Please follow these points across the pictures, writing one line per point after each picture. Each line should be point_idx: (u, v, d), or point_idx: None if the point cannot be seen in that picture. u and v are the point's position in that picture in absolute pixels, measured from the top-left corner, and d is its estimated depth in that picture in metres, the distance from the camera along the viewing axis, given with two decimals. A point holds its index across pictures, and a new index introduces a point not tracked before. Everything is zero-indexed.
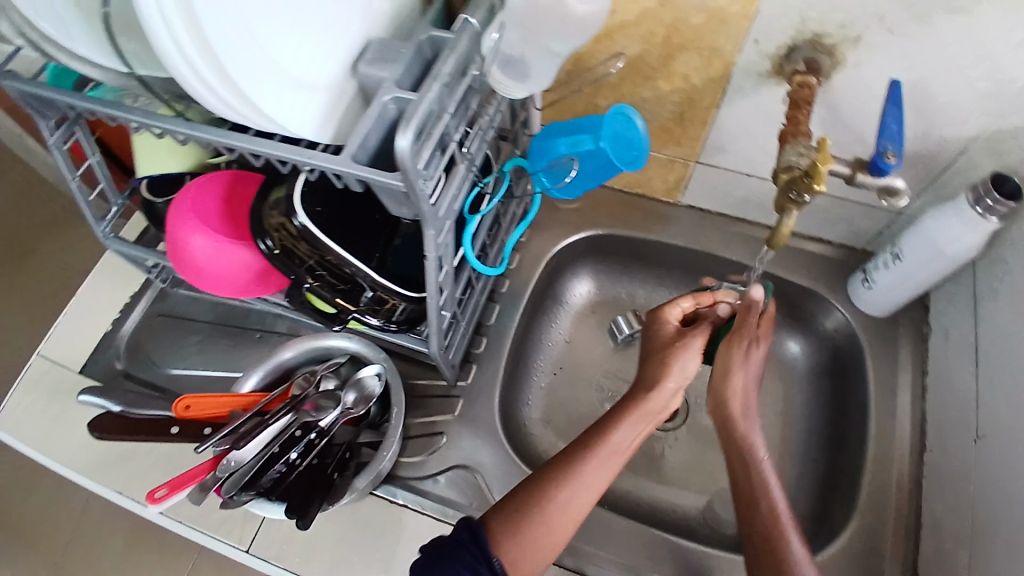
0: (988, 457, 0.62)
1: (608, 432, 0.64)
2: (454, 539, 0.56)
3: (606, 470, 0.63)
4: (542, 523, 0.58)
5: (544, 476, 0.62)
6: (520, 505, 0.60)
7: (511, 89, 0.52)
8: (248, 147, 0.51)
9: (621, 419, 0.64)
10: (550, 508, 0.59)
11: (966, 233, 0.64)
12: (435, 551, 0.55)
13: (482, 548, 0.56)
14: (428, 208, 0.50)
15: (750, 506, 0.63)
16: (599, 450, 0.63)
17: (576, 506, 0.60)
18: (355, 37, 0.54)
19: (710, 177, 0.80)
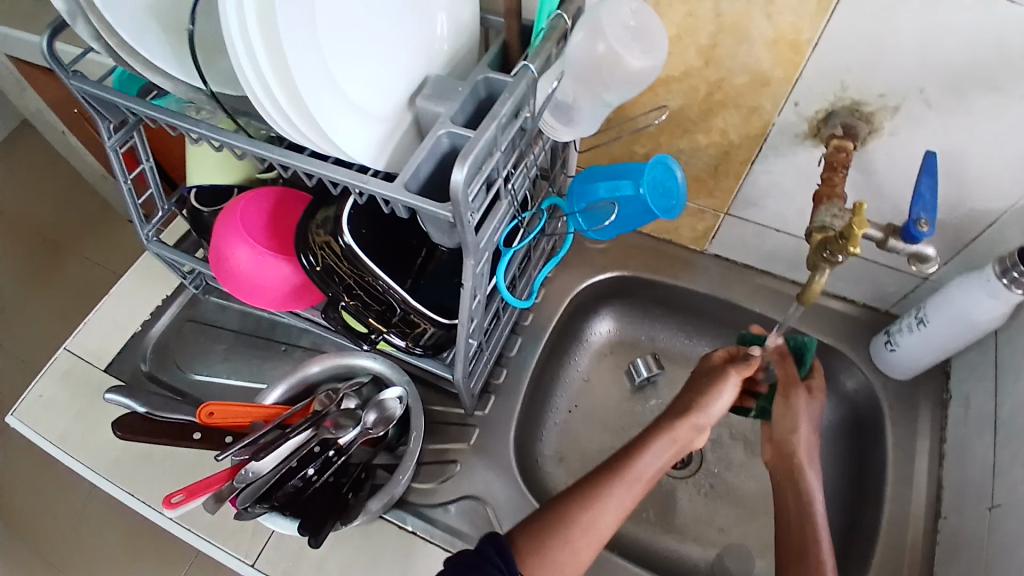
0: (1002, 526, 0.61)
1: (636, 457, 0.65)
2: (479, 552, 0.54)
3: (633, 490, 0.63)
4: (559, 553, 0.58)
5: (573, 499, 0.61)
6: (535, 534, 0.59)
7: (558, 133, 0.59)
8: (304, 167, 0.53)
9: (647, 447, 0.66)
10: (565, 538, 0.59)
11: (991, 303, 0.64)
12: (460, 563, 0.52)
13: (508, 562, 0.54)
14: (472, 238, 0.51)
15: (794, 559, 0.61)
16: (627, 473, 0.64)
17: (599, 527, 0.60)
18: (414, 75, 0.59)
19: (739, 229, 0.82)
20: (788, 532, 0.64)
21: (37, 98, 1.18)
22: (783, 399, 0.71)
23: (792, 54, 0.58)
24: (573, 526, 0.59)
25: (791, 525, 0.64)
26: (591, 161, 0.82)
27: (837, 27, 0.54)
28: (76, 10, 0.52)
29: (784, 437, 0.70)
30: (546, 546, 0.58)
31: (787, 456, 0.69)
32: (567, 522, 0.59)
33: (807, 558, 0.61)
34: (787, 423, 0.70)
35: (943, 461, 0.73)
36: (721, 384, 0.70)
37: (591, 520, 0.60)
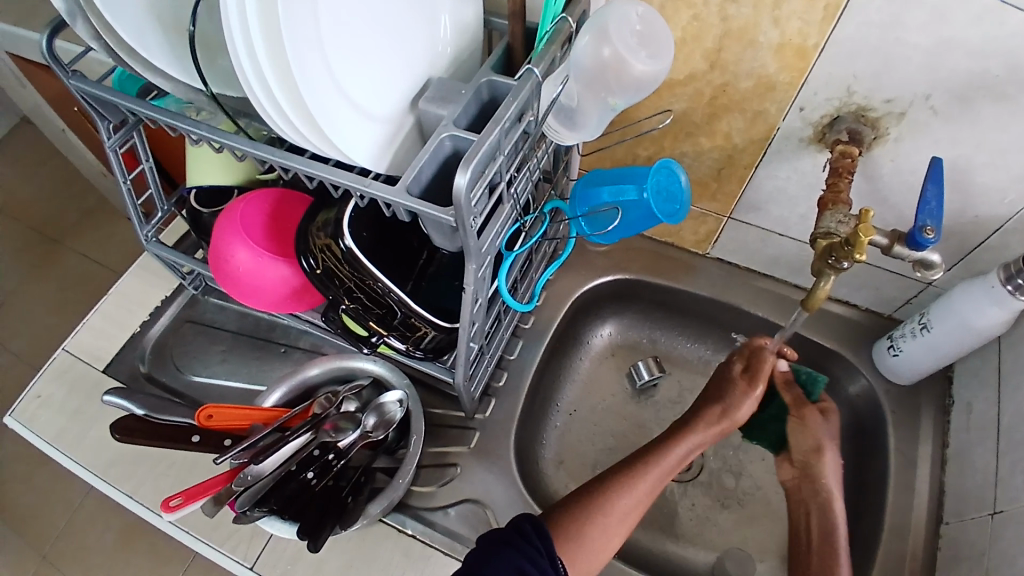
0: (1003, 534, 0.61)
1: (669, 448, 0.66)
2: (517, 530, 0.54)
3: (665, 473, 0.65)
4: (593, 533, 0.59)
5: (605, 486, 0.63)
6: (574, 517, 0.60)
7: (563, 137, 0.59)
8: (304, 168, 0.52)
9: (681, 438, 0.67)
10: (600, 520, 0.60)
11: (995, 310, 0.64)
12: (498, 540, 0.52)
13: (545, 544, 0.53)
14: (474, 242, 0.51)
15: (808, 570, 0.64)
16: (662, 462, 0.65)
17: (629, 513, 0.62)
18: (416, 76, 0.58)
19: (742, 232, 0.82)
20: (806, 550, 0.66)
21: (36, 94, 1.17)
22: (797, 419, 0.72)
23: (798, 59, 0.58)
24: (608, 510, 0.61)
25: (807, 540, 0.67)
26: (592, 163, 0.81)
27: (844, 33, 0.54)
28: (75, 9, 0.52)
29: (807, 457, 0.71)
30: (583, 529, 0.59)
31: (811, 476, 0.70)
32: (602, 504, 0.61)
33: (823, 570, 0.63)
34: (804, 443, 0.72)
35: (945, 467, 0.73)
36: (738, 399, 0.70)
37: (625, 504, 0.62)
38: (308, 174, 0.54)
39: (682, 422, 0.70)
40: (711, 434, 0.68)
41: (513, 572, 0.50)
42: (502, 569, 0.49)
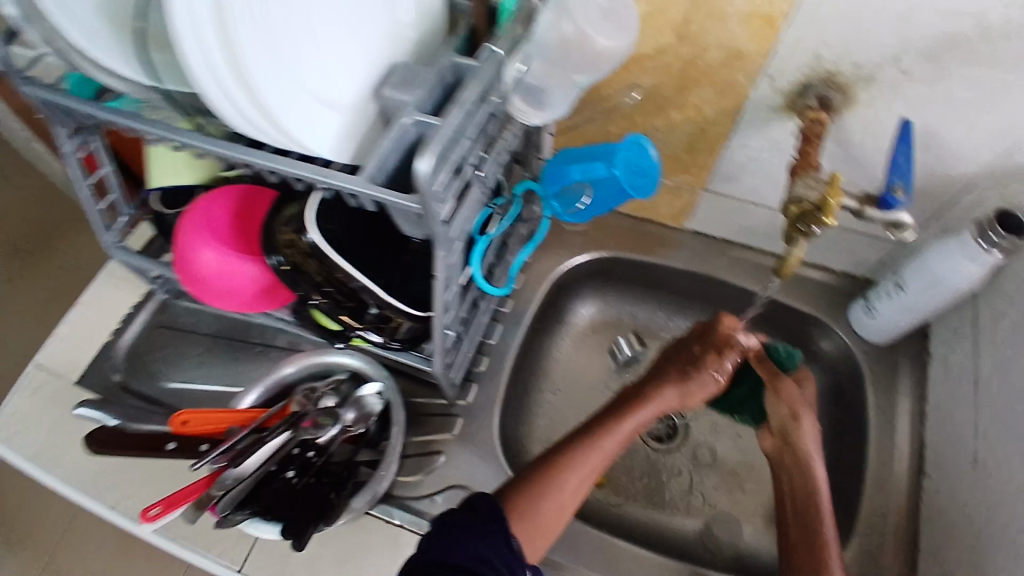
0: (985, 488, 0.62)
1: (623, 419, 0.66)
2: (475, 512, 0.54)
3: (618, 442, 0.64)
4: (548, 508, 0.59)
5: (557, 459, 0.62)
6: (524, 493, 0.60)
7: (530, 116, 0.54)
8: (267, 164, 0.51)
9: (637, 409, 0.66)
10: (552, 497, 0.60)
11: (967, 267, 0.64)
12: (455, 522, 0.53)
13: (503, 526, 0.54)
14: (440, 230, 0.50)
15: (802, 543, 0.62)
16: (617, 430, 0.65)
17: (581, 486, 0.62)
18: (377, 62, 0.55)
19: (717, 204, 0.81)
20: (787, 524, 0.65)
21: None
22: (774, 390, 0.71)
23: (767, 27, 0.56)
24: (560, 484, 0.61)
25: (794, 504, 0.65)
26: (563, 141, 0.80)
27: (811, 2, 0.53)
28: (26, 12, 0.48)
29: (785, 425, 0.69)
30: (535, 508, 0.59)
31: (791, 444, 0.68)
32: (553, 482, 0.60)
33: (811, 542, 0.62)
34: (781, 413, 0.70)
35: (924, 421, 0.74)
36: (695, 375, 0.68)
37: (577, 477, 0.61)
38: (271, 170, 0.52)
39: (638, 391, 0.69)
40: (664, 406, 0.68)
41: (468, 557, 0.51)
42: (459, 556, 0.50)
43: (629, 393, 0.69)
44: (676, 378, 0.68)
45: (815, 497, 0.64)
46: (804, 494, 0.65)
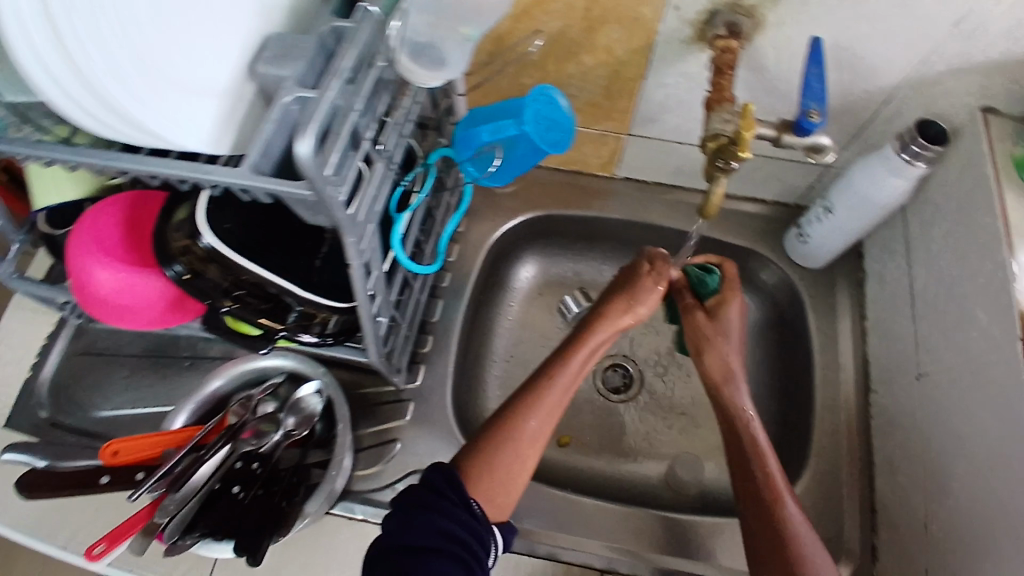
0: (932, 396, 0.63)
1: (565, 361, 0.63)
2: (429, 487, 0.53)
3: (565, 385, 0.62)
4: (506, 464, 0.58)
5: (513, 412, 0.60)
6: (480, 453, 0.58)
7: (426, 78, 0.50)
8: (143, 169, 0.46)
9: (579, 346, 0.63)
10: (509, 450, 0.58)
11: (894, 180, 0.64)
12: (411, 501, 0.52)
13: (459, 493, 0.53)
14: (343, 215, 0.47)
15: (744, 473, 0.62)
16: (562, 373, 0.62)
17: (539, 436, 0.60)
18: (244, 35, 0.50)
19: (644, 148, 0.79)
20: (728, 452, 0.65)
21: None
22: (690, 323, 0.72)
23: None
24: (517, 437, 0.59)
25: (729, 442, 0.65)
26: (477, 100, 0.75)
27: None
28: None
29: (698, 355, 0.70)
30: (493, 465, 0.57)
31: (707, 377, 0.69)
32: (509, 435, 0.59)
33: (754, 471, 0.62)
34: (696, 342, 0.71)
35: (866, 338, 0.75)
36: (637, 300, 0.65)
37: (533, 427, 0.60)
38: (150, 174, 0.47)
39: (580, 326, 0.66)
40: (612, 333, 0.65)
41: (428, 531, 0.49)
42: (419, 530, 0.49)
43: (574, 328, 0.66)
44: (617, 309, 0.65)
45: (749, 430, 0.65)
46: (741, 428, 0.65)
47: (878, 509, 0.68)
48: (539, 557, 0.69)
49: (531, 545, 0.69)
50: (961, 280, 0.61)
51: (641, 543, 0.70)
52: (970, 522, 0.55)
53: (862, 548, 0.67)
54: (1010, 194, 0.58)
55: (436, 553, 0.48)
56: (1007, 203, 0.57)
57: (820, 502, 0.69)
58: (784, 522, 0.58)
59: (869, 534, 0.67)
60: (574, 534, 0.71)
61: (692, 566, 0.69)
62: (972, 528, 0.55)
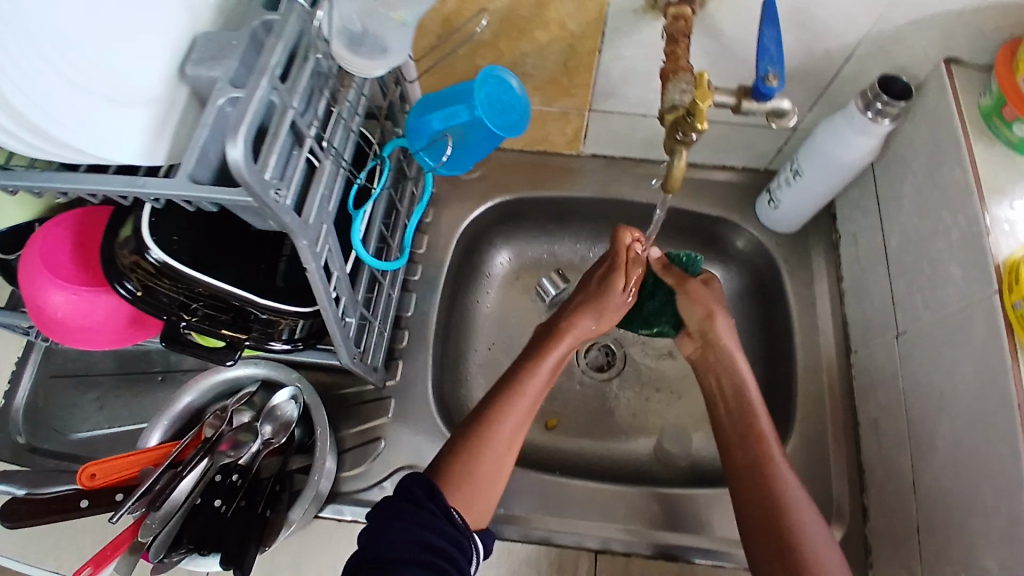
0: (912, 354, 0.62)
1: (541, 357, 0.64)
2: (407, 498, 0.53)
3: (546, 379, 0.64)
4: (483, 470, 0.58)
5: (485, 416, 0.60)
6: (457, 460, 0.58)
7: (366, 68, 0.48)
8: (78, 187, 0.44)
9: (556, 342, 0.65)
10: (486, 458, 0.58)
11: (861, 140, 0.63)
12: (390, 513, 0.51)
13: (438, 502, 0.53)
14: (292, 219, 0.45)
15: (733, 444, 0.62)
16: (539, 368, 0.63)
17: (514, 436, 0.60)
18: (170, 36, 0.48)
19: (608, 122, 0.77)
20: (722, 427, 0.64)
21: None
22: (687, 294, 0.71)
23: None
24: (491, 440, 0.59)
25: (726, 408, 0.65)
26: (432, 85, 0.73)
27: None
28: None
29: (703, 324, 0.70)
30: (471, 472, 0.57)
31: (710, 342, 0.69)
32: (485, 441, 0.58)
33: (748, 439, 0.61)
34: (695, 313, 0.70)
35: (844, 299, 0.74)
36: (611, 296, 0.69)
37: (507, 429, 0.60)
38: (87, 192, 0.45)
39: (553, 325, 0.68)
40: (585, 336, 0.68)
41: (406, 544, 0.49)
42: (397, 543, 0.49)
43: (546, 328, 0.68)
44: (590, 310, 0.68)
45: (748, 401, 0.64)
46: (735, 398, 0.65)
47: (865, 469, 0.68)
48: (532, 543, 0.69)
49: (524, 531, 0.69)
50: (934, 236, 0.60)
51: (633, 521, 0.70)
52: (954, 478, 0.55)
53: (851, 509, 0.67)
54: (978, 145, 0.57)
55: (417, 566, 0.48)
56: (976, 155, 0.56)
57: (807, 466, 0.69)
58: (778, 490, 0.57)
59: (858, 494, 0.68)
60: (565, 518, 0.71)
61: (685, 540, 0.69)
62: (957, 484, 0.55)
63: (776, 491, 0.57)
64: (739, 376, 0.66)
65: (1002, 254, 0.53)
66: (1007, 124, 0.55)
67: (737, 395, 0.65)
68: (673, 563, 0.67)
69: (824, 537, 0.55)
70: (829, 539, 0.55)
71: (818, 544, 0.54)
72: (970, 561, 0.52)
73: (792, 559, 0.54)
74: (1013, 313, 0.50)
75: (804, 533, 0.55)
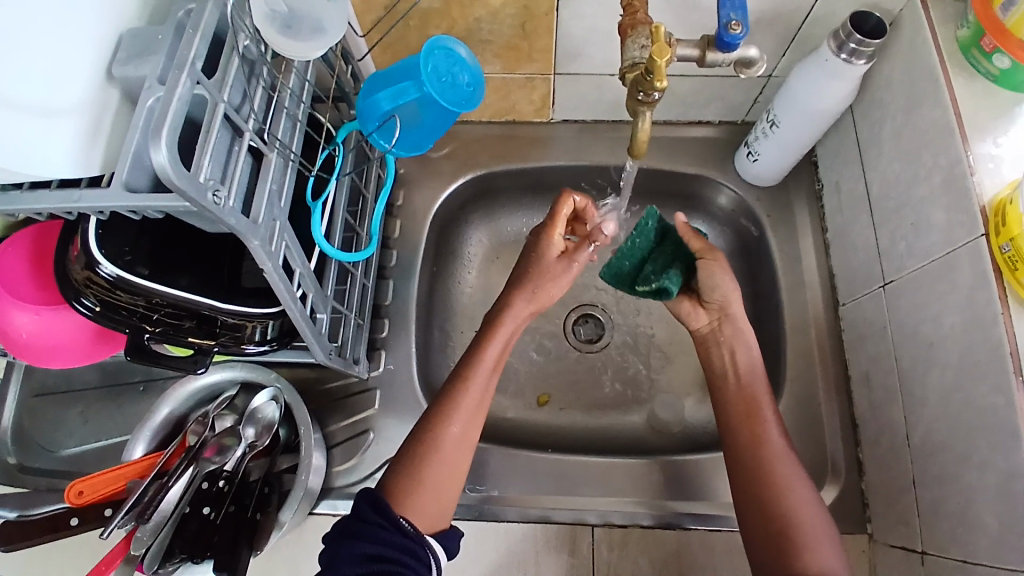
0: (899, 303, 0.60)
1: (479, 354, 0.62)
2: (355, 515, 0.53)
3: (489, 378, 0.62)
4: (432, 475, 0.57)
5: (431, 419, 0.59)
6: (408, 467, 0.57)
7: (303, 49, 0.45)
8: (15, 207, 0.42)
9: (490, 336, 0.63)
10: (434, 462, 0.57)
11: (835, 84, 0.60)
12: (340, 533, 0.52)
13: (385, 513, 0.52)
14: (237, 218, 0.42)
15: (731, 423, 0.61)
16: (482, 361, 0.62)
17: (463, 437, 0.59)
18: (97, 29, 0.44)
19: (575, 85, 0.73)
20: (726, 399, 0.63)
21: None
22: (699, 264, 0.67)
23: None
24: (438, 442, 0.58)
25: (731, 385, 0.64)
26: (388, 61, 0.70)
27: None
28: None
29: (724, 298, 0.66)
30: (421, 478, 0.56)
31: (727, 314, 0.67)
32: (434, 447, 0.57)
33: (739, 418, 0.61)
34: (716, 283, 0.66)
35: (829, 251, 0.72)
36: (561, 279, 0.66)
37: (457, 431, 0.58)
38: (27, 211, 0.43)
39: (490, 314, 0.65)
40: (518, 321, 0.65)
41: (352, 562, 0.49)
42: (341, 563, 0.49)
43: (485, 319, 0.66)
44: (520, 296, 0.65)
45: (750, 368, 0.64)
46: (747, 373, 0.64)
47: (858, 421, 0.67)
48: (528, 522, 0.68)
49: (519, 512, 0.69)
50: (915, 180, 0.58)
51: (631, 495, 0.70)
52: (947, 429, 0.54)
53: (847, 464, 0.66)
54: (957, 81, 0.54)
55: None
56: (956, 92, 0.54)
57: (799, 423, 0.68)
58: (764, 462, 0.58)
59: (852, 449, 0.67)
60: (560, 494, 0.70)
61: (681, 506, 0.68)
62: (951, 436, 0.53)
63: (768, 469, 0.57)
64: (752, 356, 0.65)
65: (987, 195, 0.50)
66: (986, 55, 0.52)
67: (740, 369, 0.64)
68: (669, 532, 0.67)
69: (814, 507, 0.55)
70: (821, 509, 0.56)
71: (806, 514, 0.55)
72: (967, 514, 0.51)
73: (778, 536, 0.54)
74: (1001, 256, 0.48)
75: (798, 508, 0.55)
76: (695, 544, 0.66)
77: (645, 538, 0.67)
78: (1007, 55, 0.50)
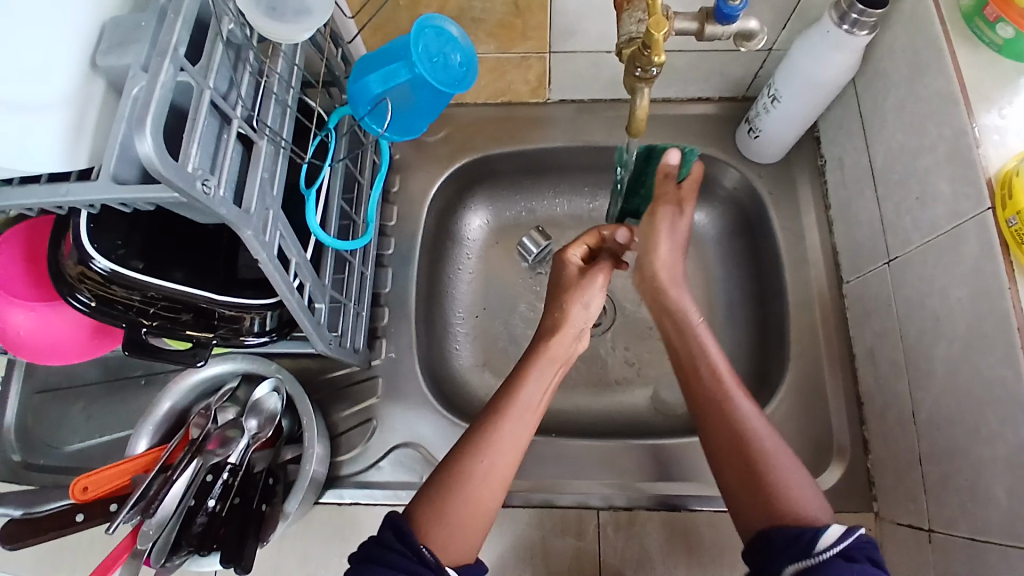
0: (904, 279, 0.59)
1: (516, 391, 0.58)
2: (378, 540, 0.50)
3: (528, 418, 0.58)
4: (459, 512, 0.53)
5: (462, 451, 0.56)
6: (430, 501, 0.53)
7: (289, 34, 0.44)
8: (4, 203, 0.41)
9: (526, 375, 0.59)
10: (463, 495, 0.53)
11: (837, 55, 0.58)
12: (361, 558, 0.50)
13: (408, 541, 0.50)
14: (229, 208, 0.41)
15: (695, 382, 0.58)
16: (522, 399, 0.58)
17: (497, 473, 0.55)
18: (78, 18, 0.42)
19: (571, 64, 0.72)
20: (683, 370, 0.59)
21: None
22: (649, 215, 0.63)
23: None
24: (468, 477, 0.54)
25: (680, 355, 0.60)
26: (378, 44, 0.68)
27: None
28: None
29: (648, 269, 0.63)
30: (449, 510, 0.53)
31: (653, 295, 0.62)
32: (463, 482, 0.54)
33: (703, 376, 0.57)
34: (648, 247, 0.63)
35: (832, 227, 0.71)
36: (586, 293, 0.64)
37: (487, 466, 0.55)
38: (22, 206, 0.42)
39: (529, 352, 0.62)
40: (558, 362, 0.61)
41: None
42: None
43: (524, 355, 0.62)
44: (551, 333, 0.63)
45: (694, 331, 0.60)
46: (681, 339, 0.60)
47: (863, 399, 0.66)
48: (535, 507, 0.68)
49: (525, 497, 0.69)
50: (920, 152, 0.56)
51: (636, 477, 0.70)
52: (955, 405, 0.53)
53: (852, 441, 0.66)
54: (962, 49, 0.52)
55: None
56: (961, 61, 0.52)
57: (804, 401, 0.68)
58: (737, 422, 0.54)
59: (858, 426, 0.66)
60: (566, 478, 0.70)
61: (686, 487, 0.68)
62: (959, 410, 0.53)
63: (738, 421, 0.54)
64: (688, 319, 0.61)
65: (993, 166, 0.49)
66: (990, 25, 0.50)
67: (683, 334, 0.60)
68: (675, 513, 0.67)
69: (803, 478, 0.52)
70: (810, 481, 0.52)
71: (781, 461, 0.52)
72: (978, 488, 0.51)
73: (761, 493, 0.51)
74: (1008, 229, 0.47)
75: (774, 469, 0.52)
76: (701, 524, 0.66)
77: (652, 520, 0.67)
78: (1011, 24, 0.49)
